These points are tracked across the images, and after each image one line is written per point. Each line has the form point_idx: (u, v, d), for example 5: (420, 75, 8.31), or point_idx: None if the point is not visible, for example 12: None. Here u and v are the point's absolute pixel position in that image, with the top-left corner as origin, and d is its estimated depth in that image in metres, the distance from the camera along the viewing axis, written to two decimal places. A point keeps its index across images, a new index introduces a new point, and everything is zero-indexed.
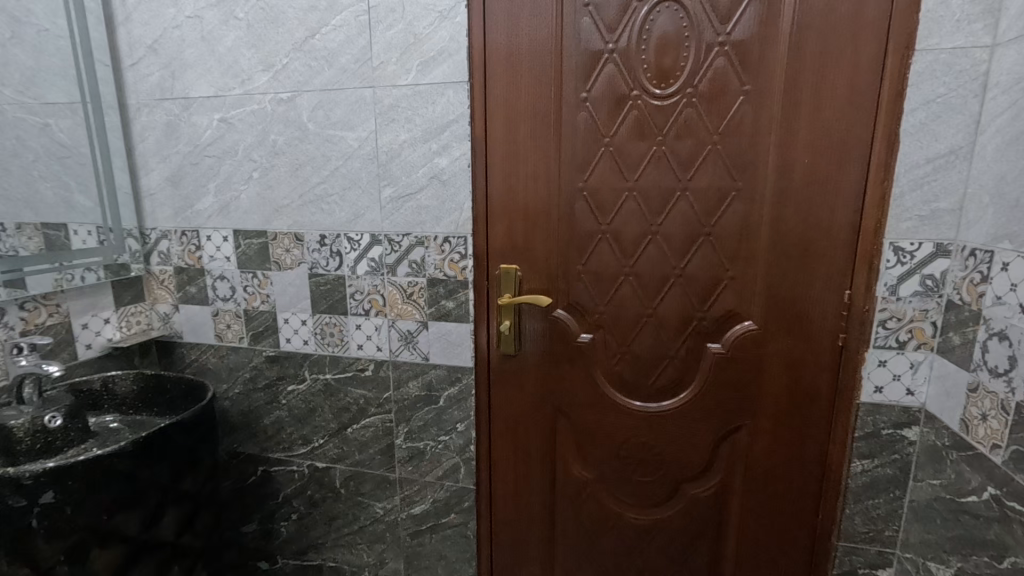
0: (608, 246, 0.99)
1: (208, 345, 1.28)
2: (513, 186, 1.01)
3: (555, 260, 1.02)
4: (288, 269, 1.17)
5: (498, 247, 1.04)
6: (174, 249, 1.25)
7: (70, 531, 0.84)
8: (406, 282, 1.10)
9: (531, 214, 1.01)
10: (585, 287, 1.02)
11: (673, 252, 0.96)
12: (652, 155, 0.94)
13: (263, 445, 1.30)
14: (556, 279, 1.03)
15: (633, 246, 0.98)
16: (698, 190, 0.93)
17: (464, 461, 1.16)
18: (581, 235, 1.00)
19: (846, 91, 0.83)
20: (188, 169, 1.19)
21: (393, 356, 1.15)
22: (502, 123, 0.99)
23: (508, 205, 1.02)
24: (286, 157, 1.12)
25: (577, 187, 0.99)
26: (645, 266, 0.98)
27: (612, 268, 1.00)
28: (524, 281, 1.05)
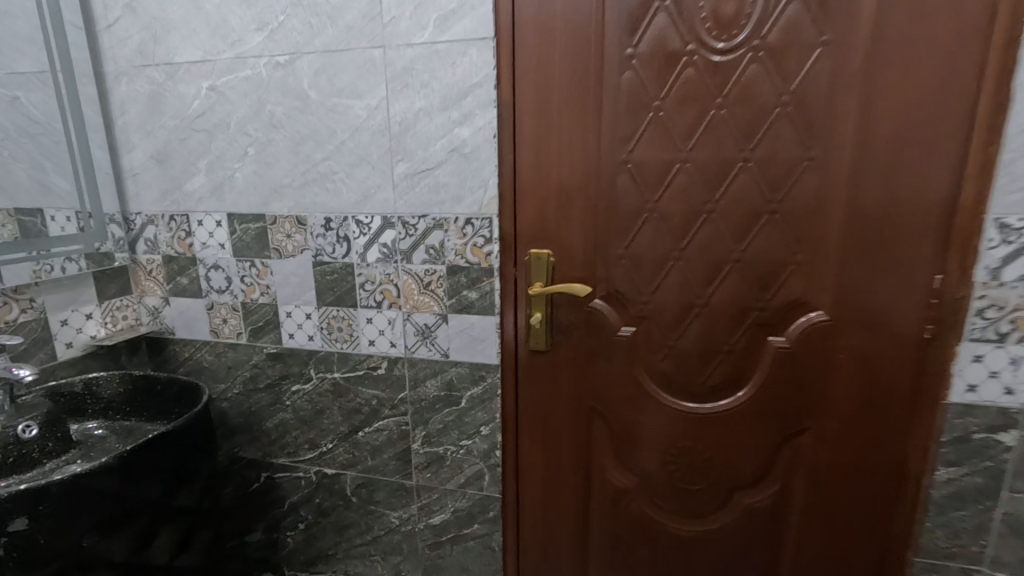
0: (655, 228, 0.87)
1: (202, 342, 1.16)
2: (545, 160, 0.89)
3: (593, 244, 0.90)
4: (290, 257, 1.05)
5: (527, 230, 0.92)
6: (162, 236, 1.12)
7: (47, 561, 0.73)
8: (423, 270, 0.98)
9: (566, 191, 0.89)
10: (627, 275, 0.90)
11: (731, 233, 0.84)
12: (708, 121, 0.81)
13: (266, 450, 1.19)
14: (594, 265, 0.91)
15: (684, 227, 0.86)
16: (763, 161, 0.80)
17: (489, 468, 1.05)
18: (623, 215, 0.88)
19: (945, 43, 0.71)
20: (175, 146, 1.05)
21: (409, 353, 1.03)
22: (533, 86, 0.86)
23: (538, 183, 0.90)
24: (285, 130, 0.99)
25: (619, 160, 0.86)
26: (697, 250, 0.86)
27: (660, 253, 0.88)
28: (557, 268, 0.93)
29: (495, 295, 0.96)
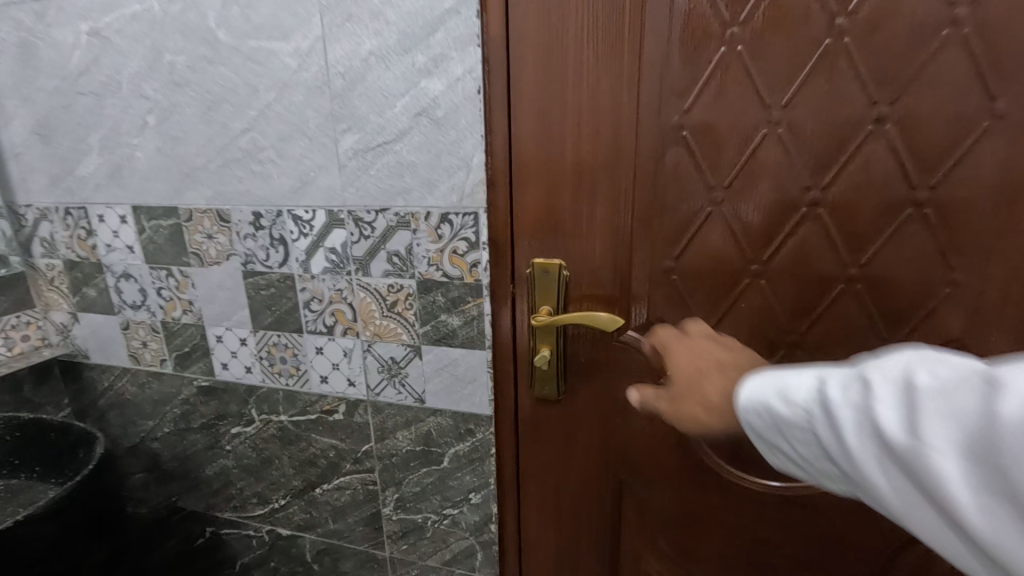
0: (722, 230, 0.57)
1: (122, 369, 0.92)
2: (555, 126, 0.59)
3: (625, 252, 0.61)
4: (213, 265, 0.79)
5: (529, 231, 0.64)
6: (59, 234, 0.86)
7: None
8: (385, 285, 0.71)
9: (586, 174, 0.60)
10: (677, 298, 0.61)
11: (846, 238, 0.53)
12: (818, 59, 0.50)
13: (208, 502, 0.95)
14: (629, 282, 0.62)
15: (768, 229, 0.56)
16: (909, 123, 0.49)
17: (482, 545, 0.79)
18: (673, 209, 0.58)
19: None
20: (59, 115, 0.79)
21: (373, 395, 0.77)
22: (537, 11, 0.56)
23: (545, 162, 0.61)
24: (191, 89, 0.71)
25: (669, 125, 0.56)
26: (787, 263, 0.56)
27: (726, 267, 0.58)
28: (572, 286, 0.64)
29: (485, 322, 0.68)
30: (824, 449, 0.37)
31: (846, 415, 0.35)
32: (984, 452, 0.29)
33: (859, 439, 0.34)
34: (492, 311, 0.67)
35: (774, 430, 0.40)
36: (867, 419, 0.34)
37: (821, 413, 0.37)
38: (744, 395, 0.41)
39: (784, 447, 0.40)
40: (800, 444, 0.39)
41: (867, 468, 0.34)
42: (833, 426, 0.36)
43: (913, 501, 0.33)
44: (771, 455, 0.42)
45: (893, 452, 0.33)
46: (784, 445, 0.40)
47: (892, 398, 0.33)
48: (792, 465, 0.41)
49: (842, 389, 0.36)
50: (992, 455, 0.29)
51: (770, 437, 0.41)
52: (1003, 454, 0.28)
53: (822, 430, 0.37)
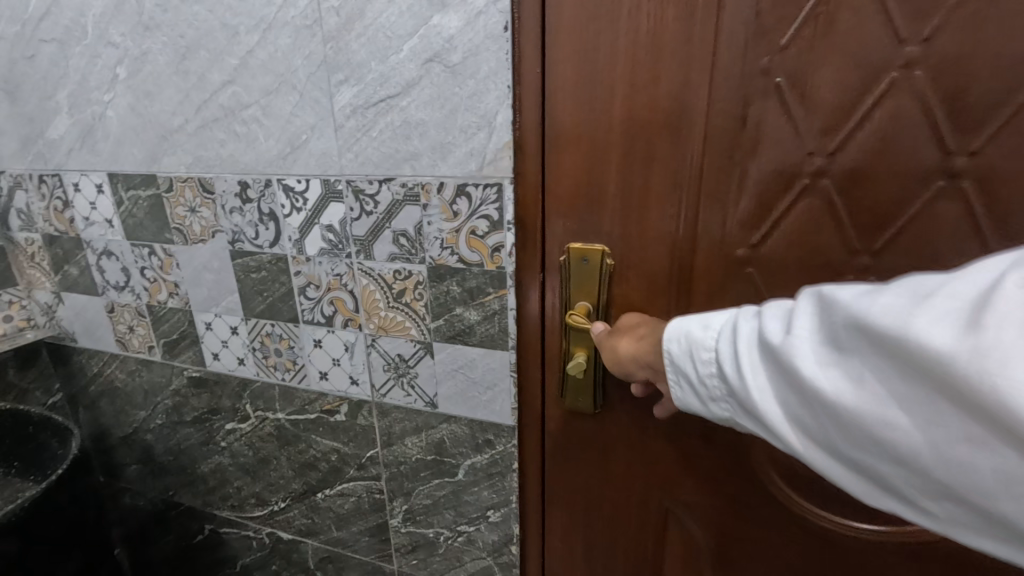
0: (822, 211, 0.44)
1: (110, 354, 0.84)
2: (602, 70, 0.46)
3: (687, 238, 0.48)
4: (198, 243, 0.68)
5: (563, 210, 0.51)
6: (35, 206, 0.77)
7: None
8: (391, 271, 0.59)
9: (639, 137, 0.47)
10: (753, 298, 0.48)
11: (1000, 224, 0.39)
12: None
13: (205, 499, 0.88)
14: (692, 274, 0.50)
15: (886, 211, 0.42)
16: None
17: (501, 567, 0.69)
18: (752, 184, 0.45)
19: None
20: (24, 68, 0.69)
21: (378, 396, 0.66)
22: None
23: (585, 123, 0.48)
24: (163, 34, 0.59)
25: (755, 71, 0.42)
26: (906, 256, 0.43)
27: (819, 260, 0.45)
28: (617, 278, 0.52)
29: (508, 318, 0.56)
30: (717, 368, 0.35)
31: (742, 329, 0.33)
32: (834, 341, 0.29)
33: (743, 346, 0.33)
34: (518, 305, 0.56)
35: (681, 359, 0.38)
36: (752, 328, 0.33)
37: (722, 335, 0.35)
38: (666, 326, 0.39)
39: (692, 378, 0.37)
40: (699, 369, 0.36)
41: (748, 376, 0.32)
42: (727, 340, 0.35)
43: (777, 403, 0.31)
44: (675, 391, 0.39)
45: (763, 352, 0.32)
46: (685, 372, 0.37)
47: (773, 309, 0.33)
48: (691, 402, 0.38)
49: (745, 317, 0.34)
50: (838, 342, 0.28)
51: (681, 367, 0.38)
52: (841, 338, 0.28)
53: (718, 347, 0.35)
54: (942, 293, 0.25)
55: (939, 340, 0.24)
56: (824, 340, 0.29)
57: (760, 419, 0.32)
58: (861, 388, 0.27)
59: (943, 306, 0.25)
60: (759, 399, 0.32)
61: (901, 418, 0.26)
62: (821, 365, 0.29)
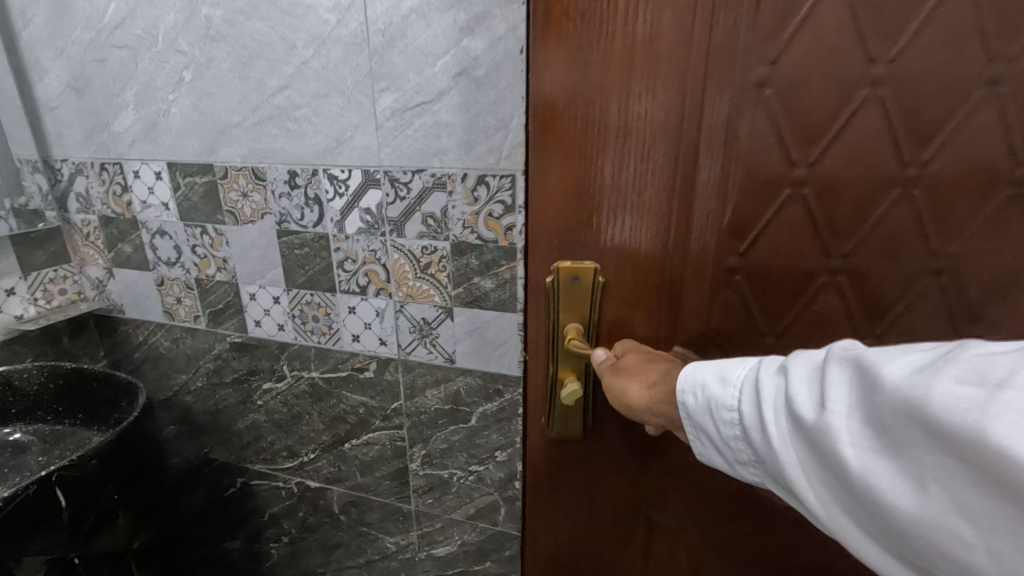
0: (800, 217, 0.49)
1: (156, 324, 0.94)
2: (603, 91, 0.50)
3: (691, 241, 0.54)
4: (248, 223, 0.80)
5: (571, 212, 0.56)
6: (94, 190, 0.87)
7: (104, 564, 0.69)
8: (419, 247, 0.71)
9: (641, 141, 0.51)
10: (739, 298, 0.54)
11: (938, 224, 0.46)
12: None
13: (239, 454, 0.99)
14: (683, 277, 0.55)
15: (857, 217, 0.48)
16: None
17: (506, 501, 0.82)
18: (747, 187, 0.50)
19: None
20: (95, 69, 0.79)
21: (404, 354, 0.78)
22: None
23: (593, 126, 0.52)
24: (228, 44, 0.70)
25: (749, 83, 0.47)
26: (871, 259, 0.49)
27: (800, 264, 0.51)
28: (613, 280, 0.57)
29: (518, 286, 0.69)
30: (741, 428, 0.38)
31: (765, 391, 0.35)
32: (878, 424, 0.29)
33: (765, 405, 0.35)
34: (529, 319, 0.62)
35: (703, 411, 0.40)
36: (779, 392, 0.35)
37: (748, 391, 0.37)
38: (682, 377, 0.42)
39: (712, 432, 0.40)
40: (722, 427, 0.39)
41: (779, 445, 0.34)
42: (753, 404, 0.37)
43: (819, 482, 0.32)
44: (697, 445, 0.42)
45: (795, 423, 0.33)
46: (708, 431, 0.40)
47: (805, 373, 0.34)
48: (714, 456, 0.41)
49: (772, 375, 0.36)
50: (882, 427, 0.29)
51: (700, 421, 0.41)
52: (886, 425, 0.28)
53: (741, 407, 0.37)
54: (1012, 389, 0.24)
55: (1011, 449, 0.23)
56: (850, 410, 0.30)
57: (792, 490, 0.34)
58: (915, 485, 0.27)
59: (1012, 403, 0.24)
60: (793, 472, 0.33)
61: (954, 521, 0.26)
62: (867, 452, 0.29)
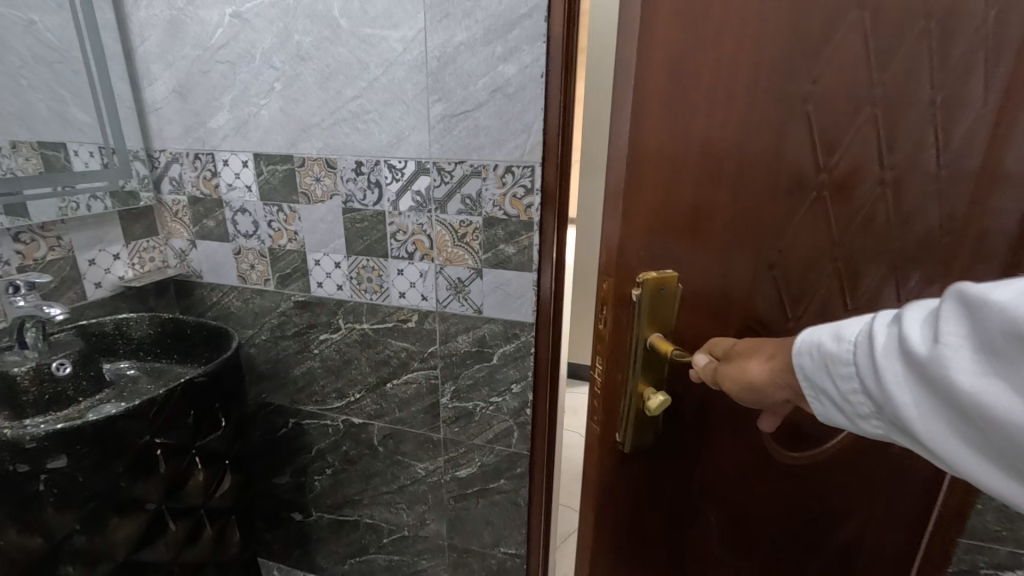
0: (818, 215, 0.64)
1: (229, 287, 1.14)
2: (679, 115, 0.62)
3: (746, 239, 0.66)
4: (318, 203, 1.00)
5: (645, 197, 0.67)
6: (187, 175, 1.08)
7: (207, 460, 0.88)
8: (458, 221, 0.93)
9: (713, 160, 0.63)
10: (777, 278, 0.67)
11: (896, 213, 0.63)
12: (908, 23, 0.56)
13: (293, 397, 1.19)
14: (738, 265, 0.67)
15: (855, 209, 0.64)
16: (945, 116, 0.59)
17: (518, 426, 1.03)
18: (781, 183, 0.63)
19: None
20: (198, 78, 0.99)
21: (441, 307, 0.99)
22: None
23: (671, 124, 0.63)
24: (314, 63, 0.92)
25: (799, 91, 0.59)
26: (861, 242, 0.65)
27: (806, 242, 0.65)
28: (672, 271, 0.69)
29: (533, 250, 0.91)
30: (859, 381, 0.43)
31: (877, 339, 0.41)
32: (982, 349, 0.34)
33: (878, 352, 0.41)
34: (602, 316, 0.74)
35: (822, 370, 0.46)
36: (891, 337, 0.40)
37: (861, 343, 0.43)
38: (799, 341, 0.48)
39: (829, 385, 0.46)
40: (839, 384, 0.45)
41: (892, 382, 0.40)
42: (866, 353, 0.42)
43: (931, 408, 0.38)
44: (817, 400, 0.47)
45: (906, 360, 0.39)
46: (830, 387, 0.46)
47: (912, 318, 0.39)
48: (835, 409, 0.46)
49: (881, 324, 0.41)
50: (984, 350, 0.34)
51: (817, 377, 0.47)
52: (989, 348, 0.34)
53: (857, 360, 0.43)
54: None
55: None
56: (959, 337, 0.36)
57: (905, 423, 0.40)
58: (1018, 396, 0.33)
59: None
60: (907, 406, 0.39)
61: None
62: (972, 373, 0.35)
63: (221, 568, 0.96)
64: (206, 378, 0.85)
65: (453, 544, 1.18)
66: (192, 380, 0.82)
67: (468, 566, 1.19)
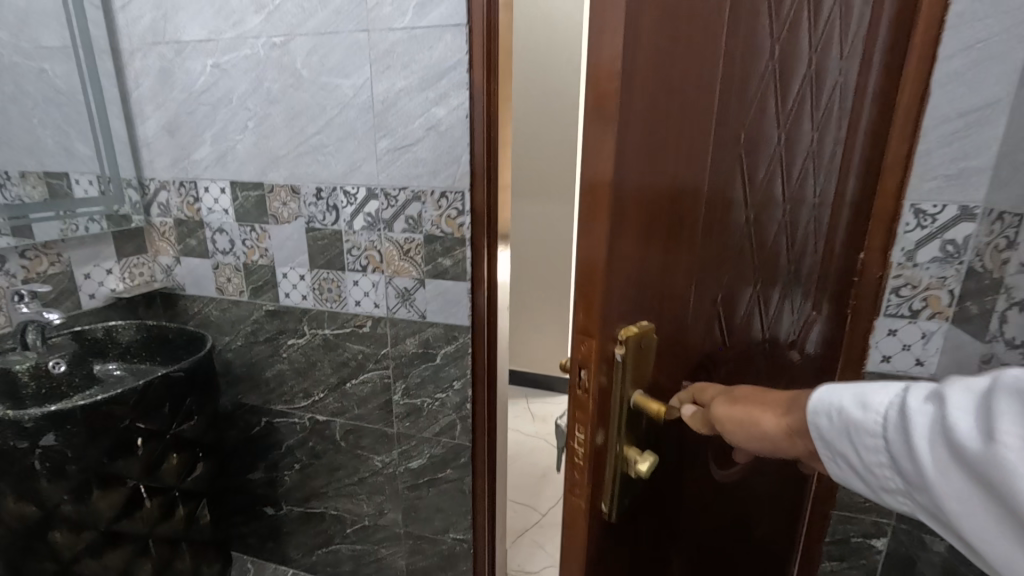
0: (742, 243, 0.67)
1: (209, 298, 1.28)
2: (659, 148, 0.50)
3: (700, 282, 0.61)
4: (285, 223, 1.16)
5: (635, 193, 0.48)
6: (173, 200, 1.23)
7: (184, 445, 1.01)
8: (403, 238, 1.08)
9: (686, 199, 0.55)
10: (716, 310, 0.66)
11: (793, 231, 0.74)
12: (796, 67, 0.66)
13: (265, 398, 1.32)
14: (693, 307, 0.62)
15: (760, 233, 0.70)
16: (816, 146, 0.73)
17: (461, 419, 1.16)
18: (722, 216, 0.62)
19: (897, 23, 0.73)
20: (185, 118, 1.15)
21: (391, 313, 1.14)
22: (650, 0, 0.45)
23: (659, 102, 0.48)
24: (281, 105, 1.07)
25: (731, 127, 0.59)
26: (766, 263, 0.72)
27: (736, 261, 0.67)
28: (642, 308, 0.54)
29: (467, 262, 1.05)
30: (887, 459, 0.37)
31: (915, 421, 0.35)
32: None
33: (916, 433, 0.34)
34: (582, 371, 0.51)
35: (839, 437, 0.40)
36: (933, 416, 0.34)
37: (892, 415, 0.36)
38: (814, 401, 0.42)
39: (847, 455, 0.40)
40: (862, 455, 0.38)
41: (931, 470, 0.34)
42: (896, 429, 0.36)
43: (978, 509, 0.32)
44: (831, 465, 0.41)
45: (953, 450, 0.32)
46: (848, 457, 0.40)
47: (961, 398, 0.33)
48: (856, 483, 0.40)
49: (921, 398, 0.35)
50: None
51: (835, 444, 0.40)
52: None
53: (888, 436, 0.37)
54: None
55: None
56: None
57: (943, 516, 0.34)
58: None
59: None
60: (948, 501, 0.33)
61: None
62: None
63: (191, 544, 1.08)
64: (184, 373, 0.98)
65: (409, 531, 1.30)
66: (172, 375, 0.96)
67: (423, 552, 1.30)
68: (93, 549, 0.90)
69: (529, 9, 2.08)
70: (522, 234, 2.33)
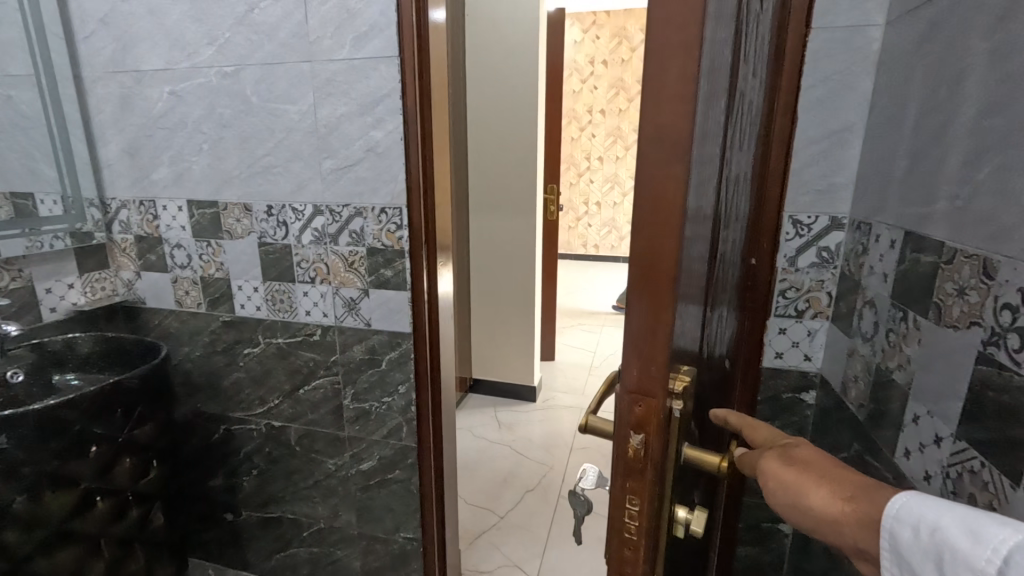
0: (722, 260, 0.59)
1: (169, 310, 1.35)
2: (703, 150, 0.38)
3: (705, 306, 0.52)
4: (238, 238, 1.23)
5: (694, 165, 0.35)
6: (133, 218, 1.30)
7: (136, 450, 1.07)
8: (347, 251, 1.16)
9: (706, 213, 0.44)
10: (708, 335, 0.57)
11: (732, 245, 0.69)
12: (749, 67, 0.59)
13: (224, 406, 1.37)
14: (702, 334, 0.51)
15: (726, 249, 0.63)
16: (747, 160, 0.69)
17: (406, 421, 1.23)
18: (716, 230, 0.53)
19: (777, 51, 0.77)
20: (144, 141, 1.23)
21: (338, 322, 1.21)
22: None
23: (713, 50, 0.35)
24: (233, 129, 1.15)
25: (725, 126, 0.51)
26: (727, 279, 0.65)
27: (717, 278, 0.58)
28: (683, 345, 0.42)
29: (407, 273, 1.13)
30: None
31: None
32: None
33: None
34: (637, 428, 0.37)
35: (930, 562, 0.32)
36: None
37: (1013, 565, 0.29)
38: (894, 506, 0.34)
39: None
40: None
41: None
42: None
43: None
44: None
45: None
46: None
47: None
48: None
49: None
50: None
51: (915, 566, 0.33)
52: None
53: None
54: None
55: None
56: None
57: None
58: None
59: None
60: None
61: None
62: None
63: (145, 546, 1.15)
64: (136, 381, 1.05)
65: (363, 532, 1.35)
66: (125, 382, 1.02)
67: (376, 552, 1.36)
68: (45, 548, 0.94)
69: (487, 33, 2.19)
70: (483, 247, 2.43)
